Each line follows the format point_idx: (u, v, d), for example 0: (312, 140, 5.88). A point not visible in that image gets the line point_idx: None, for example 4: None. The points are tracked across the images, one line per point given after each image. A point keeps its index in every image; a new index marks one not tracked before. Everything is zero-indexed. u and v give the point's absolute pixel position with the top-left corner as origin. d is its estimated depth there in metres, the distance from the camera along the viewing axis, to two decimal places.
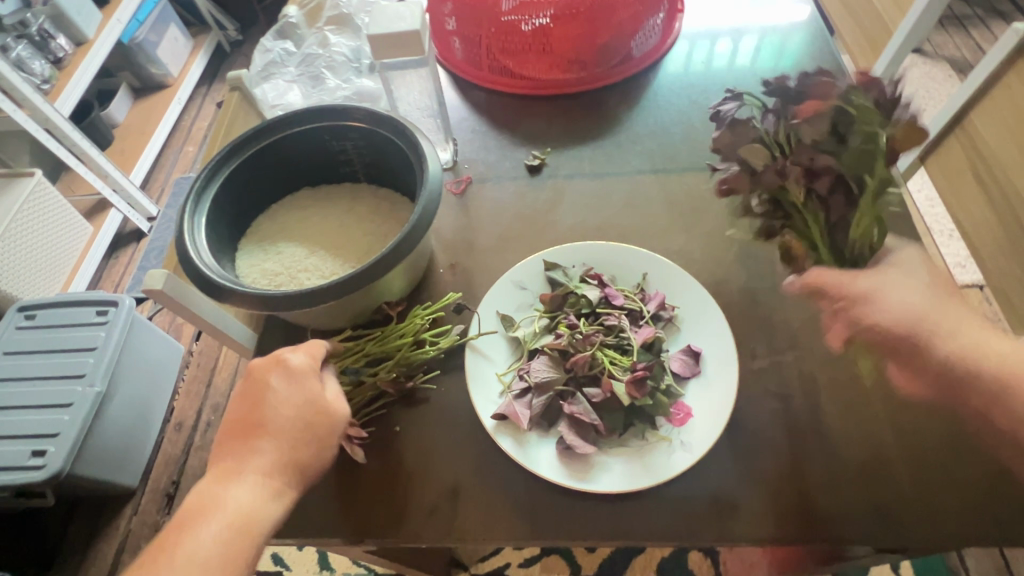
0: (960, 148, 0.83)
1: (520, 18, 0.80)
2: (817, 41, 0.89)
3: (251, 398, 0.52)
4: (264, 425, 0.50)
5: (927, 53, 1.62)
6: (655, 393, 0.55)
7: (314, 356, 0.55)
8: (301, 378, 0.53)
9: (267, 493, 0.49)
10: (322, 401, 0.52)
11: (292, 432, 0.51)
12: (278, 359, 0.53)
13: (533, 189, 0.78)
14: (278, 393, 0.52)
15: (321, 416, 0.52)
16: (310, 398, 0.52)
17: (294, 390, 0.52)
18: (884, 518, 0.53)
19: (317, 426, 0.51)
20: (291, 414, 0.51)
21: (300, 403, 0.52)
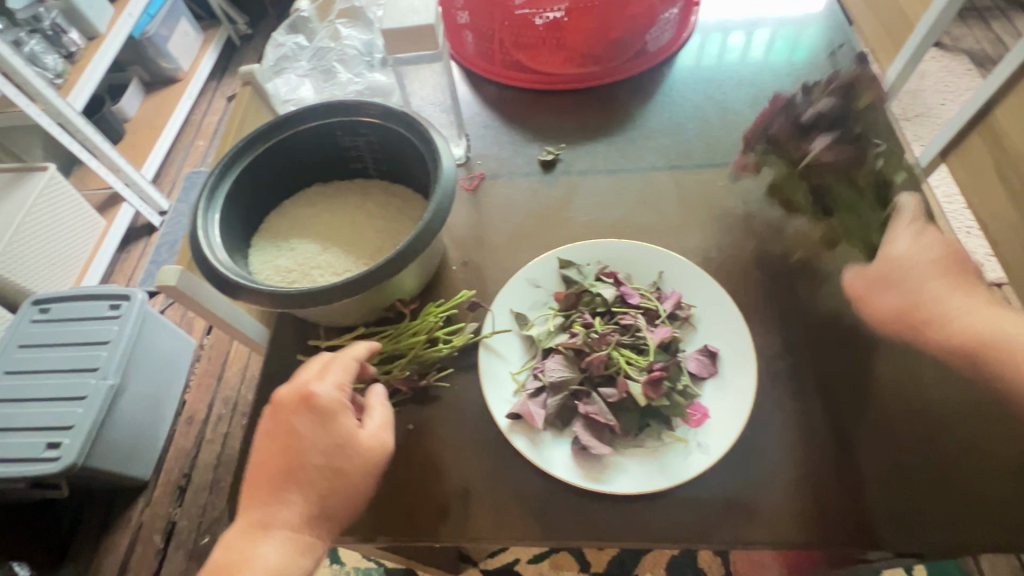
0: (982, 145, 0.81)
1: (533, 12, 0.80)
2: (836, 34, 0.87)
3: (277, 438, 0.49)
4: (283, 445, 0.48)
5: (947, 46, 1.59)
6: (672, 394, 0.54)
7: (343, 387, 0.52)
8: (329, 417, 0.49)
9: (294, 547, 0.47)
10: (352, 443, 0.49)
11: (322, 482, 0.48)
12: (306, 393, 0.50)
13: (547, 185, 0.77)
14: (306, 436, 0.48)
15: (353, 462, 0.49)
16: (339, 441, 0.49)
17: (322, 433, 0.49)
18: (902, 522, 0.52)
19: (348, 472, 0.49)
20: (320, 462, 0.48)
21: (327, 447, 0.48)
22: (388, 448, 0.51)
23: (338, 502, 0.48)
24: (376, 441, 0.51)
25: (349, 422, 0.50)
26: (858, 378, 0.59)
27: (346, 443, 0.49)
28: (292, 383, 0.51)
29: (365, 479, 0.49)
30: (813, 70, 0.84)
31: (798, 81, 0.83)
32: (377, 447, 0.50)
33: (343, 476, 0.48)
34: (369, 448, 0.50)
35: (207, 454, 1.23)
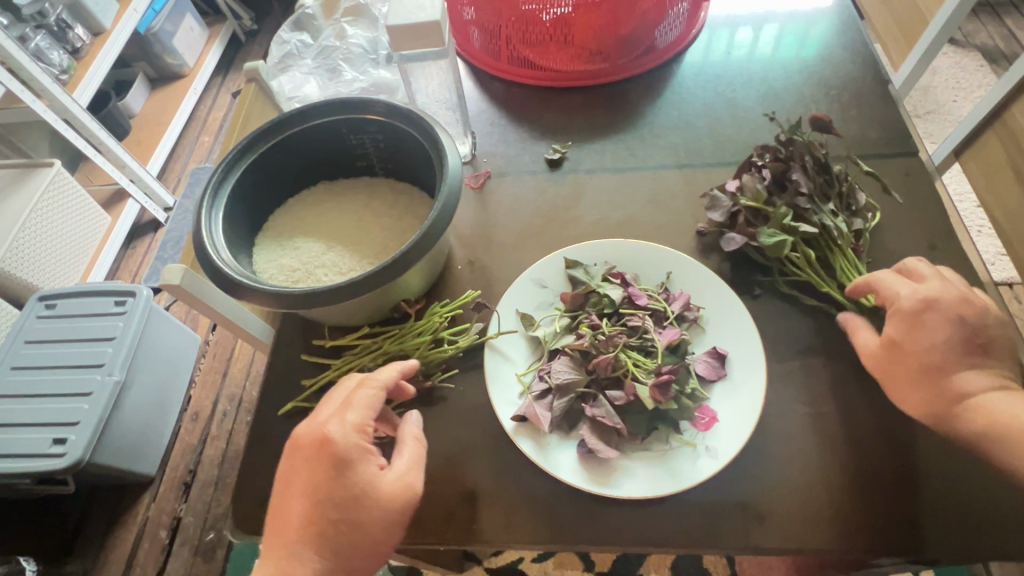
0: (998, 143, 0.80)
1: (540, 7, 0.78)
2: (848, 29, 0.86)
3: (293, 487, 0.47)
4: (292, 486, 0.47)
5: (960, 42, 1.56)
6: (681, 397, 0.53)
7: (364, 428, 0.48)
8: (346, 466, 0.46)
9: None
10: (371, 492, 0.47)
11: (338, 535, 0.46)
12: (321, 436, 0.47)
13: (554, 183, 0.77)
14: (321, 487, 0.46)
15: (370, 513, 0.46)
16: (354, 491, 0.46)
17: (336, 482, 0.46)
18: (917, 529, 0.51)
19: (366, 524, 0.46)
20: (335, 515, 0.46)
21: (343, 499, 0.46)
22: (412, 493, 0.49)
23: (356, 556, 0.46)
24: (399, 486, 0.48)
25: (368, 470, 0.47)
26: (870, 380, 0.58)
27: (364, 493, 0.46)
28: (311, 421, 0.49)
29: (383, 529, 0.47)
30: (825, 67, 0.83)
31: (809, 78, 0.82)
32: (400, 494, 0.48)
33: (360, 529, 0.46)
34: (390, 496, 0.47)
35: (212, 450, 1.23)
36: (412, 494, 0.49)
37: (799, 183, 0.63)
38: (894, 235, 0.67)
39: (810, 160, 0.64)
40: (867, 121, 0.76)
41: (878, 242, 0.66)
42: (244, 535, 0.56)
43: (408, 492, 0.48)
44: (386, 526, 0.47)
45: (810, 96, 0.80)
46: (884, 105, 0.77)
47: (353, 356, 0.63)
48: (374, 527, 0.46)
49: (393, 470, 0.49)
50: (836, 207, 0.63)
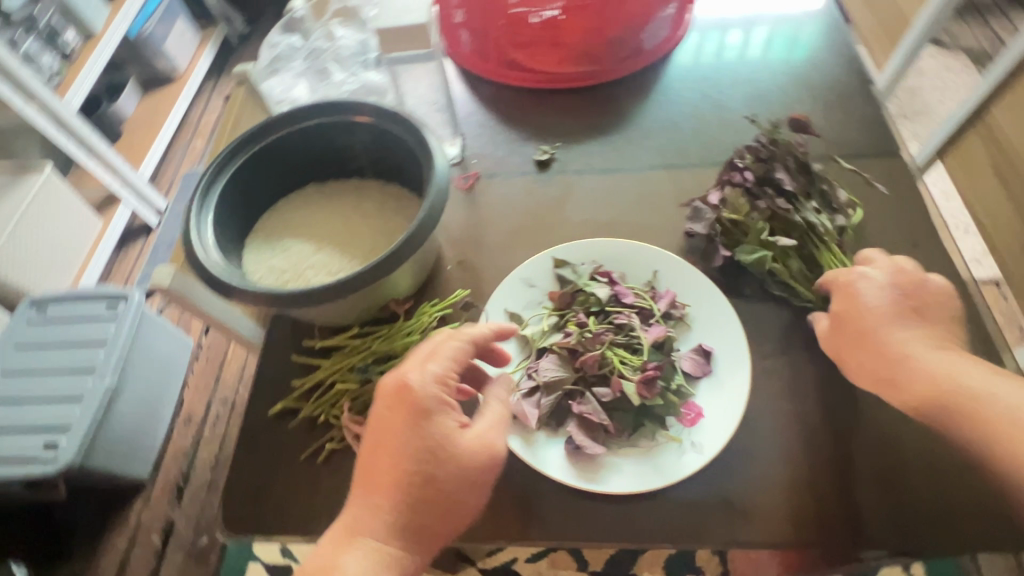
0: (979, 143, 0.81)
1: (528, 10, 0.84)
2: (832, 32, 0.87)
3: (373, 434, 0.47)
4: (377, 433, 0.47)
5: (945, 45, 1.59)
6: (666, 393, 0.54)
7: (443, 380, 0.48)
8: (423, 417, 0.46)
9: (378, 562, 0.44)
10: (448, 445, 0.46)
11: (412, 488, 0.45)
12: (401, 383, 0.47)
13: (542, 184, 0.77)
14: (398, 435, 0.46)
15: (447, 467, 0.46)
16: (428, 443, 0.46)
17: (415, 431, 0.46)
18: (898, 522, 0.52)
19: (440, 477, 0.46)
20: (411, 467, 0.45)
21: (418, 450, 0.45)
22: (492, 454, 0.48)
23: (430, 511, 0.46)
24: (479, 445, 0.48)
25: (447, 422, 0.47)
26: None
27: (439, 446, 0.46)
28: (394, 371, 0.49)
29: (458, 486, 0.46)
30: (810, 69, 0.84)
31: (794, 80, 0.83)
32: (479, 452, 0.47)
33: (434, 482, 0.46)
34: (467, 452, 0.47)
35: (205, 454, 1.23)
36: (493, 454, 0.48)
37: (782, 183, 0.64)
38: (876, 233, 0.68)
39: (792, 160, 0.65)
40: (851, 122, 0.78)
41: (861, 239, 0.67)
42: (235, 534, 0.56)
43: (489, 452, 0.48)
44: (461, 482, 0.46)
45: (794, 98, 0.81)
46: (867, 106, 0.79)
47: (343, 357, 0.64)
48: (450, 484, 0.46)
49: (474, 429, 0.49)
50: (818, 204, 0.65)
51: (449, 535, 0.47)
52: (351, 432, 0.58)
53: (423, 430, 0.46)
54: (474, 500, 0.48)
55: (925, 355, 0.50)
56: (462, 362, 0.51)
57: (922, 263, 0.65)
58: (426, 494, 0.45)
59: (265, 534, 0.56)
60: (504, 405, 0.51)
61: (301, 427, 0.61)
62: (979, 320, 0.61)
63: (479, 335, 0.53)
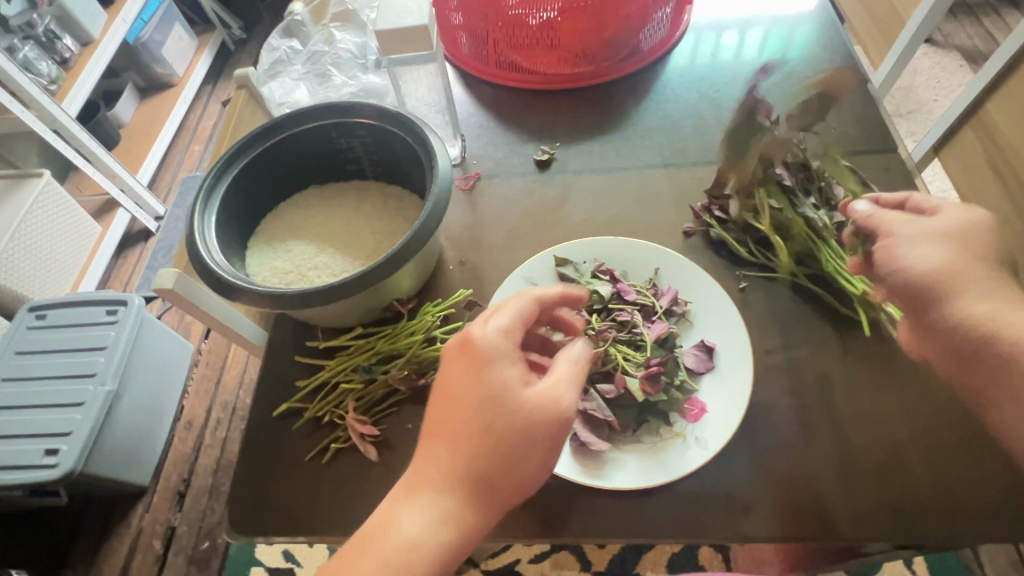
0: (974, 139, 0.82)
1: (526, 12, 0.80)
2: (828, 31, 0.88)
3: (438, 389, 0.45)
4: (444, 385, 0.44)
5: (938, 43, 1.60)
6: (669, 389, 0.55)
7: (508, 333, 0.46)
8: (484, 366, 0.44)
9: (435, 515, 0.41)
10: (511, 398, 0.43)
11: (472, 439, 0.42)
12: (464, 337, 0.45)
13: (542, 184, 0.78)
14: (458, 384, 0.44)
15: (510, 418, 0.42)
16: (489, 393, 0.43)
17: (475, 380, 0.43)
18: (902, 515, 0.52)
19: (501, 428, 0.42)
20: (470, 416, 0.43)
21: (479, 398, 0.43)
22: (559, 412, 0.44)
23: (492, 467, 0.42)
24: (545, 400, 0.44)
25: (511, 373, 0.44)
26: (852, 371, 0.60)
27: (501, 396, 0.43)
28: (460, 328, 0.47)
29: (522, 441, 0.42)
30: (806, 68, 0.85)
31: (790, 79, 0.83)
32: (545, 409, 0.43)
33: (496, 434, 0.42)
34: (533, 406, 0.43)
35: (206, 458, 1.23)
36: (561, 413, 0.44)
37: (782, 178, 0.64)
38: None
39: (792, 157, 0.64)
40: (846, 119, 0.78)
41: None
42: (240, 536, 0.56)
43: (555, 409, 0.44)
44: (525, 438, 0.42)
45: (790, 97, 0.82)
46: (864, 104, 0.79)
47: (346, 356, 0.64)
48: (514, 437, 0.42)
49: (540, 385, 0.45)
50: (817, 200, 0.65)
51: (514, 496, 0.44)
52: (355, 431, 0.58)
53: (482, 377, 0.43)
54: (539, 458, 0.43)
55: (982, 285, 0.50)
56: (528, 320, 0.48)
57: None
58: (486, 446, 0.42)
59: (270, 536, 0.56)
60: (579, 364, 0.47)
61: (305, 428, 0.61)
62: None
63: (546, 295, 0.50)
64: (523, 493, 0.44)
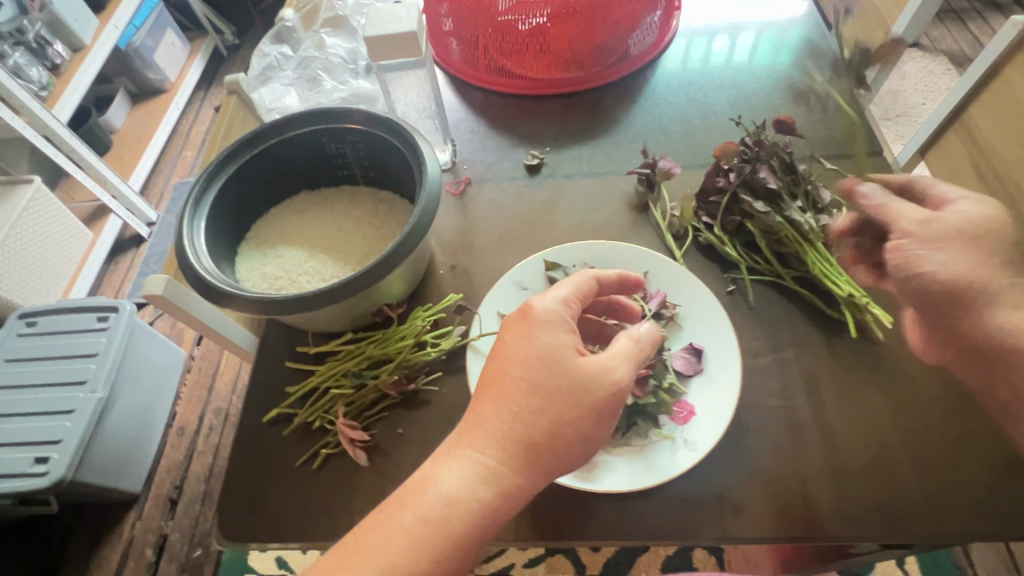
0: (959, 143, 0.83)
1: (517, 17, 0.79)
2: (815, 36, 0.89)
3: (493, 353, 0.46)
4: (501, 349, 0.45)
5: (925, 47, 1.62)
6: (658, 392, 0.55)
7: (566, 304, 0.47)
8: (541, 330, 0.45)
9: (477, 474, 0.41)
10: (566, 361, 0.44)
11: (522, 400, 0.43)
12: (524, 306, 0.47)
13: (532, 189, 0.78)
14: (514, 346, 0.45)
15: (563, 381, 0.43)
16: (542, 355, 0.44)
17: (531, 344, 0.44)
18: (890, 514, 0.52)
19: (551, 390, 0.43)
20: (524, 376, 0.43)
21: (534, 359, 0.44)
22: (612, 381, 0.45)
23: (539, 430, 0.42)
24: (598, 367, 0.45)
25: (567, 340, 0.45)
26: (840, 373, 0.60)
27: (556, 358, 0.44)
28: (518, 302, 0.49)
29: (572, 405, 0.43)
30: (794, 72, 0.85)
31: (777, 84, 0.84)
32: (597, 377, 0.44)
33: (545, 395, 0.43)
34: (585, 372, 0.44)
35: (199, 466, 1.22)
36: (611, 383, 0.45)
37: (767, 182, 0.64)
38: None
39: (777, 161, 0.65)
40: (833, 123, 0.79)
41: None
42: (230, 543, 0.56)
43: (606, 378, 0.45)
44: (576, 402, 0.43)
45: (778, 101, 0.83)
46: (850, 108, 0.80)
47: (337, 362, 0.64)
48: (563, 402, 0.43)
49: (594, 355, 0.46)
50: (805, 204, 0.66)
51: (559, 466, 0.44)
52: (345, 436, 0.58)
53: (538, 340, 0.44)
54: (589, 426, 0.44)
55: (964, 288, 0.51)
56: (584, 296, 0.50)
57: None
58: (536, 407, 0.43)
59: (261, 541, 0.56)
60: (636, 338, 0.48)
61: (296, 433, 0.61)
62: None
63: (605, 276, 0.53)
64: (568, 465, 0.44)
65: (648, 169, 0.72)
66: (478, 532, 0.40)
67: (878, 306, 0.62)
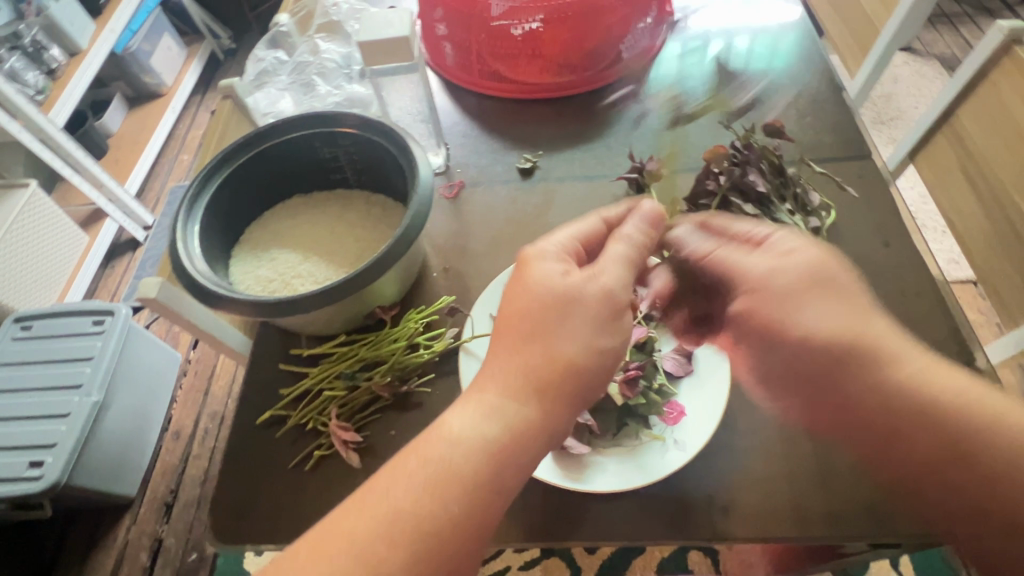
0: (947, 146, 0.84)
1: (510, 22, 0.80)
2: (805, 41, 0.90)
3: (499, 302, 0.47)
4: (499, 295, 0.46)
5: (917, 51, 1.64)
6: (648, 393, 0.56)
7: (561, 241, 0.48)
8: (532, 266, 0.46)
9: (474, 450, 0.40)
10: (556, 286, 0.44)
11: (518, 333, 0.43)
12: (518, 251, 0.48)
13: (525, 192, 0.79)
14: (513, 288, 0.46)
15: (552, 305, 0.43)
16: (536, 289, 0.44)
17: (518, 282, 0.45)
18: (876, 512, 0.53)
19: (540, 315, 0.43)
20: (515, 312, 0.44)
21: (521, 292, 0.44)
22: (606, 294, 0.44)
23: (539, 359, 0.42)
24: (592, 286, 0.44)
25: (555, 268, 0.45)
26: None
27: (545, 286, 0.44)
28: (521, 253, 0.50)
29: (563, 325, 0.43)
30: (784, 77, 0.86)
31: (768, 88, 0.85)
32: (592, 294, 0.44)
33: (537, 324, 0.43)
34: (578, 294, 0.44)
35: (194, 469, 1.22)
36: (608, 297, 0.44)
37: (757, 185, 0.65)
38: (849, 233, 0.70)
39: (766, 165, 0.67)
40: (822, 126, 0.80)
41: (834, 243, 0.70)
42: (222, 545, 0.56)
43: (602, 295, 0.44)
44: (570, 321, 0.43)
45: (768, 105, 0.84)
46: (839, 112, 0.81)
47: (330, 364, 0.64)
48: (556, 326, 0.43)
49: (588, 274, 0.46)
50: (793, 207, 0.67)
51: (576, 397, 0.43)
52: (338, 438, 0.58)
53: (532, 275, 0.45)
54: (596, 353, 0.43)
55: None
56: (587, 240, 0.49)
57: (893, 262, 0.68)
58: (532, 337, 0.43)
59: (254, 543, 0.56)
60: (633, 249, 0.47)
61: (289, 435, 0.61)
62: (952, 320, 0.63)
63: (616, 216, 0.51)
64: (584, 396, 0.44)
65: (636, 173, 0.74)
66: (486, 490, 0.39)
67: None
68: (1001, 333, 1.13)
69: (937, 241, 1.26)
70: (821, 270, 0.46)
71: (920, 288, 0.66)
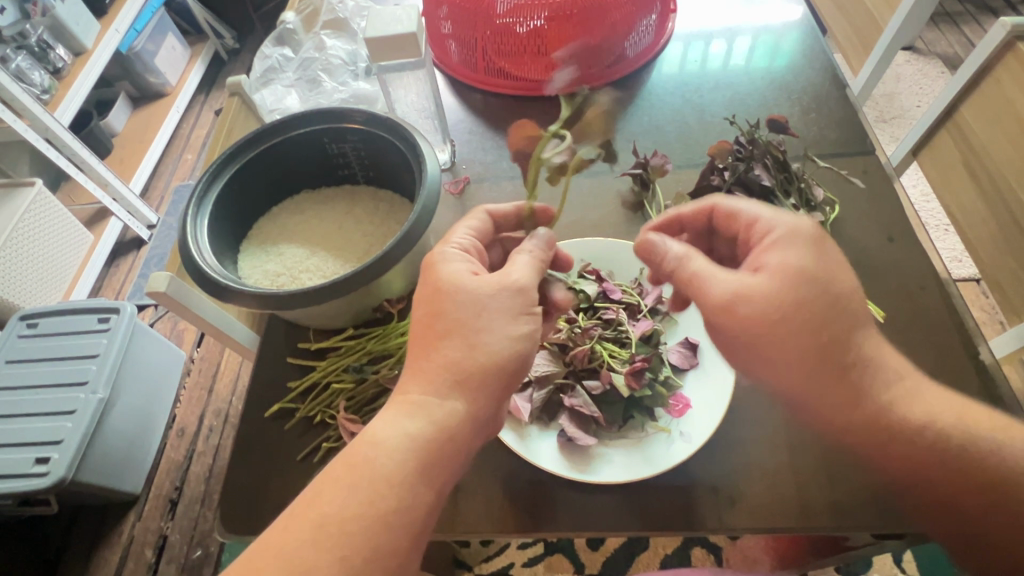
0: (950, 141, 0.84)
1: (515, 20, 0.80)
2: (809, 39, 0.91)
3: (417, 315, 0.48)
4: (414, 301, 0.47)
5: (920, 50, 1.64)
6: (654, 384, 0.57)
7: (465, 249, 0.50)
8: (437, 269, 0.48)
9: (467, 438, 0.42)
10: (460, 283, 0.46)
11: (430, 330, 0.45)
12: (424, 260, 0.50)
13: (529, 188, 0.79)
14: (422, 290, 0.47)
15: (459, 298, 0.45)
16: (441, 284, 0.46)
17: (426, 284, 0.47)
18: (881, 504, 0.53)
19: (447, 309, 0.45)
20: (426, 312, 0.46)
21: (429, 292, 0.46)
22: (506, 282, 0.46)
23: (454, 349, 0.44)
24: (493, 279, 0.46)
25: (456, 268, 0.47)
26: None
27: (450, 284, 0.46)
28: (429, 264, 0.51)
29: (463, 308, 0.45)
30: (787, 75, 0.87)
31: (772, 85, 0.86)
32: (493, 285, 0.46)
33: (444, 317, 0.45)
34: (481, 287, 0.46)
35: (199, 465, 1.23)
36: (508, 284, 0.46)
37: (761, 179, 0.66)
38: (853, 228, 0.71)
39: (771, 159, 0.67)
40: (825, 122, 0.81)
41: (838, 237, 0.70)
42: (230, 535, 0.56)
43: (505, 280, 0.46)
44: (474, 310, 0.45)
45: (772, 102, 0.84)
46: (842, 109, 0.82)
47: (338, 357, 0.65)
48: (457, 312, 0.45)
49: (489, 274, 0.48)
50: (798, 201, 0.67)
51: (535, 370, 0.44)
52: (345, 430, 0.59)
53: (437, 276, 0.47)
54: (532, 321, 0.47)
55: None
56: (482, 232, 0.54)
57: (896, 257, 0.68)
58: (447, 325, 0.44)
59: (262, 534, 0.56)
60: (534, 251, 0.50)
61: (297, 427, 0.62)
62: (956, 313, 0.63)
63: (500, 213, 0.56)
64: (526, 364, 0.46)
65: (639, 169, 0.74)
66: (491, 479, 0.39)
67: (868, 300, 0.64)
68: (1003, 330, 1.13)
69: (940, 239, 1.26)
70: (760, 306, 0.45)
71: (924, 281, 0.66)
